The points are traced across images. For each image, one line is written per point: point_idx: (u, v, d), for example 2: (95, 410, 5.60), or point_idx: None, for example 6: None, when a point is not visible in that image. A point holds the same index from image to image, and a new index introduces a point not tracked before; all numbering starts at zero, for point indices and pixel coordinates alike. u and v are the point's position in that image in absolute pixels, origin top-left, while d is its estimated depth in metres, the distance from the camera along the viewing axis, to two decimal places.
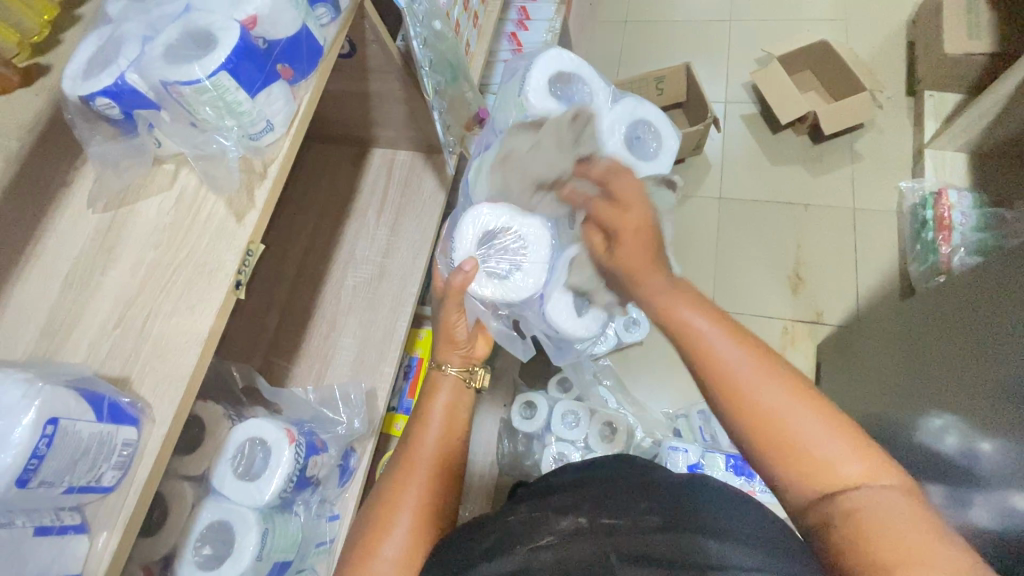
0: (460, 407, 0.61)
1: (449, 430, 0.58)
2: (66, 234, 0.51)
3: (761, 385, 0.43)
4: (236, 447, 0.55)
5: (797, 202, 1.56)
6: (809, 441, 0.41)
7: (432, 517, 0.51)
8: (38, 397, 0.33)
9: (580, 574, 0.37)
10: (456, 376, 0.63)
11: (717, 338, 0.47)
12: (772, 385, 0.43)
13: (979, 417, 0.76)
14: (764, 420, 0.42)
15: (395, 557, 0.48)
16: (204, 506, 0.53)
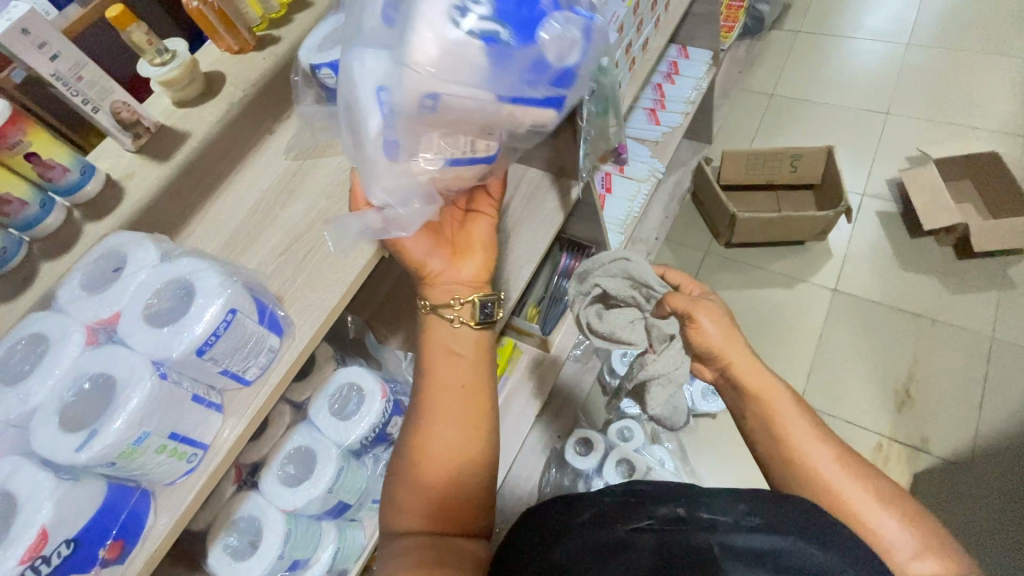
0: (458, 352, 0.54)
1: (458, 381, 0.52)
2: (260, 170, 0.61)
3: (845, 477, 0.50)
4: (335, 387, 0.61)
5: (922, 315, 1.43)
6: (878, 520, 0.47)
7: (453, 491, 0.49)
8: (229, 289, 0.40)
9: (683, 561, 0.37)
10: (444, 321, 0.54)
11: (791, 417, 0.55)
12: (847, 472, 0.51)
13: None
14: (836, 502, 0.49)
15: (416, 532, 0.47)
16: (297, 431, 0.59)
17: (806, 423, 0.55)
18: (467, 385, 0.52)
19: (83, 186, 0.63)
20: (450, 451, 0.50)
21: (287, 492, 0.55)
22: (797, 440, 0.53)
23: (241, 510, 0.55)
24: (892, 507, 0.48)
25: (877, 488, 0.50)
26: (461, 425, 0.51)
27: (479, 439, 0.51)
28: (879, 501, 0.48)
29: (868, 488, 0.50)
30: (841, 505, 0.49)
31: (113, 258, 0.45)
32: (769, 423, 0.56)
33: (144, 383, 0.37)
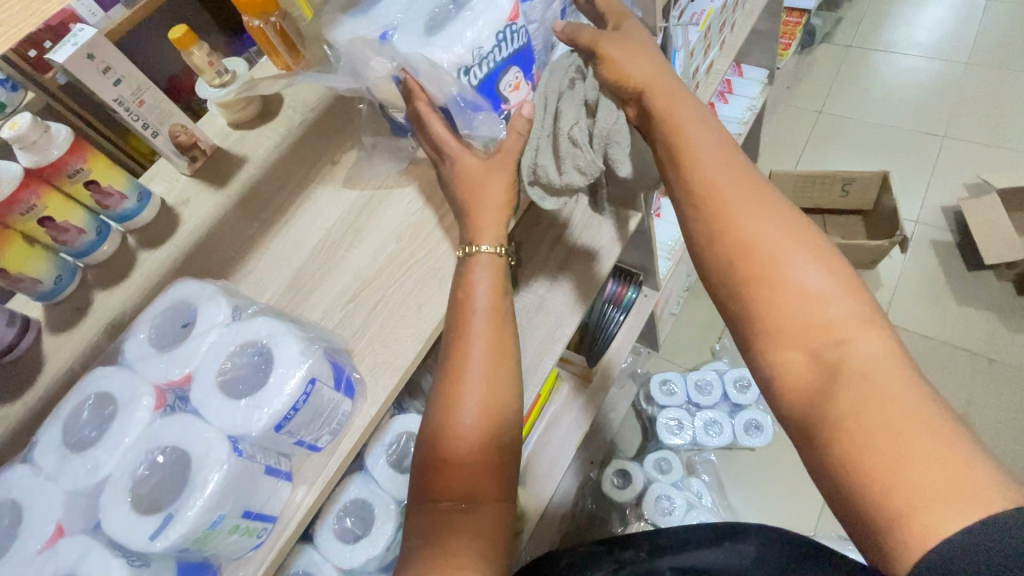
0: (500, 291, 0.49)
1: (499, 330, 0.47)
2: (323, 205, 0.58)
3: (789, 249, 0.40)
4: (392, 436, 0.58)
5: (978, 353, 1.36)
6: (814, 294, 0.38)
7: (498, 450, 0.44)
8: (311, 358, 0.38)
9: None
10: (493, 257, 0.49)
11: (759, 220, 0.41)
12: (794, 243, 0.40)
13: None
14: (763, 274, 0.39)
15: (457, 479, 0.43)
16: (353, 480, 0.56)
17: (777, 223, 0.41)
18: (494, 345, 0.46)
19: (139, 212, 0.61)
20: (487, 408, 0.44)
21: (344, 549, 0.52)
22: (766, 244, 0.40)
23: (296, 566, 0.53)
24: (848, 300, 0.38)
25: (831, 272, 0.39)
26: (484, 405, 0.44)
27: (505, 407, 0.45)
28: (822, 274, 0.39)
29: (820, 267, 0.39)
30: (774, 279, 0.39)
31: (183, 310, 0.43)
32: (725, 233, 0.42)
33: (223, 463, 0.35)
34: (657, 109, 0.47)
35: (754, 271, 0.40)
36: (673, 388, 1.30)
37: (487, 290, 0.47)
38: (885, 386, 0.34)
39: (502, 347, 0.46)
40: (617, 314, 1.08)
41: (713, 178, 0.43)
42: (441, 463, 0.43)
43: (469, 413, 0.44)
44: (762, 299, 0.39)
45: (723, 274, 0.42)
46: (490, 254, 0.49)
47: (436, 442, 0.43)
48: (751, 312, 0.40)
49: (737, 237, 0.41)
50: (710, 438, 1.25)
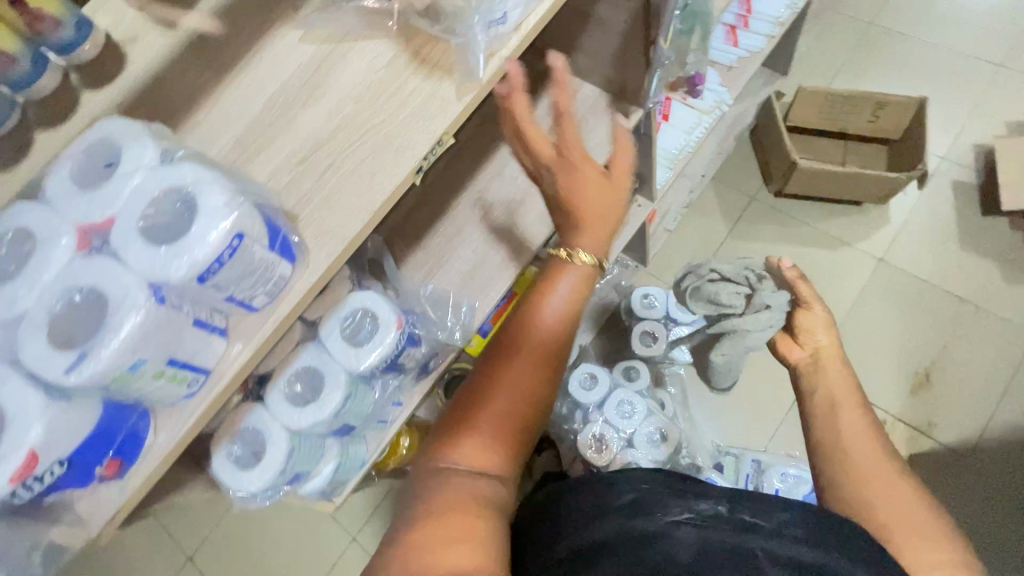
0: (571, 299, 0.54)
1: (561, 326, 0.53)
2: (281, 56, 0.52)
3: (886, 482, 0.55)
4: (348, 311, 0.58)
5: (968, 300, 1.35)
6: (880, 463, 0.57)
7: (518, 423, 0.49)
8: (237, 211, 0.35)
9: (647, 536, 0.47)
10: (585, 266, 0.55)
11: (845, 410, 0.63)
12: (887, 469, 0.56)
13: None
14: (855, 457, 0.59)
15: (482, 437, 0.48)
16: (306, 349, 0.56)
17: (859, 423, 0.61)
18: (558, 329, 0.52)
19: (81, 47, 0.54)
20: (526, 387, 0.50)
21: (294, 411, 0.54)
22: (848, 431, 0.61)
23: (246, 422, 0.54)
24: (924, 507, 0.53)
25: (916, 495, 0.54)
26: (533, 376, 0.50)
27: (548, 397, 0.51)
28: (909, 500, 0.54)
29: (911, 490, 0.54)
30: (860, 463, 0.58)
31: (107, 150, 0.39)
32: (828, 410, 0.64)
33: (140, 309, 0.33)
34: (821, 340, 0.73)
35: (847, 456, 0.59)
36: (654, 302, 1.29)
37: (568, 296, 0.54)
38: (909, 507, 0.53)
39: (563, 343, 0.53)
40: None
41: (841, 421, 0.62)
42: (470, 417, 0.48)
43: (506, 388, 0.49)
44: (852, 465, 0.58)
45: (836, 490, 0.57)
46: (581, 263, 0.54)
47: (470, 399, 0.49)
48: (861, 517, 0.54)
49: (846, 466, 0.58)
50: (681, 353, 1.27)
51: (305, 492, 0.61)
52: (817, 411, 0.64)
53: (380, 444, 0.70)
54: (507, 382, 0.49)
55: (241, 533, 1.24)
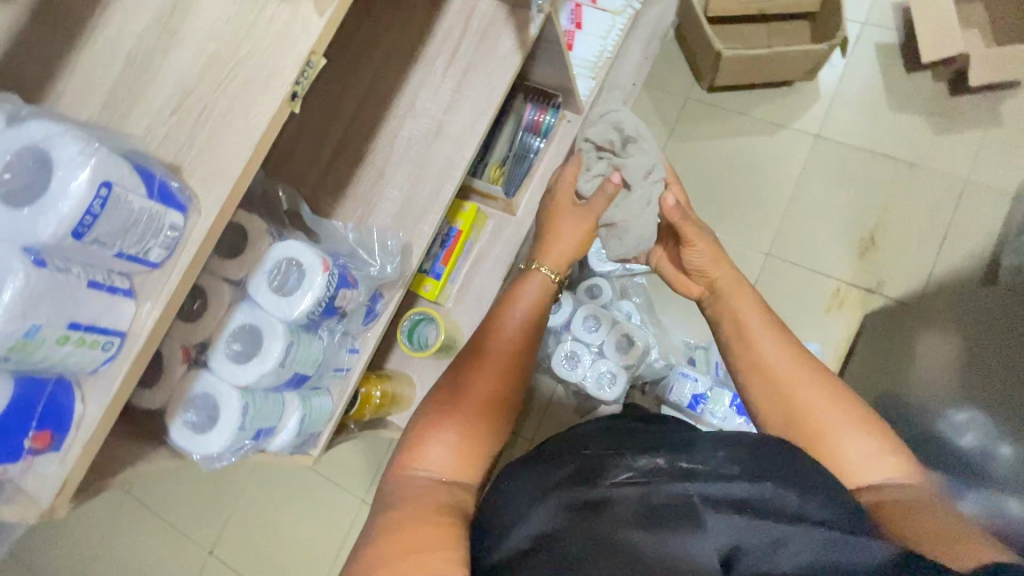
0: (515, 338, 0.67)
1: (509, 354, 0.66)
2: (131, 8, 0.49)
3: (810, 386, 0.62)
4: (273, 263, 0.57)
5: (901, 159, 1.39)
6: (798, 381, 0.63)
7: (476, 437, 0.59)
8: (93, 158, 0.34)
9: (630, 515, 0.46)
10: (547, 278, 0.75)
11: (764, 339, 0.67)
12: (809, 380, 0.63)
13: (1010, 422, 0.83)
14: (781, 386, 0.63)
15: (447, 449, 0.57)
16: (239, 308, 0.57)
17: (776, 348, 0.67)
18: (513, 353, 0.66)
19: None
20: (478, 408, 0.60)
21: (237, 369, 0.54)
22: (772, 361, 0.66)
23: (194, 388, 0.55)
24: (855, 407, 0.60)
25: (837, 401, 0.61)
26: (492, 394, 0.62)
27: (505, 421, 0.62)
28: (839, 415, 0.60)
29: (838, 399, 0.61)
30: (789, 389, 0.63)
31: None
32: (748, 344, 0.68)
33: (19, 273, 0.33)
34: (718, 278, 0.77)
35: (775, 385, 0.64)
36: None
37: (518, 322, 0.69)
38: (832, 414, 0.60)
39: (511, 364, 0.65)
40: (535, 142, 1.04)
41: (759, 352, 0.67)
42: (434, 434, 0.58)
43: (464, 409, 0.59)
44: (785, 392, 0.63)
45: (772, 419, 0.63)
46: (545, 276, 0.75)
47: (431, 422, 0.59)
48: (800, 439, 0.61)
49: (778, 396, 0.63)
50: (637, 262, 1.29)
51: (275, 448, 0.62)
52: (732, 345, 0.70)
53: (344, 393, 0.71)
54: (472, 394, 0.61)
55: (264, 504, 1.30)
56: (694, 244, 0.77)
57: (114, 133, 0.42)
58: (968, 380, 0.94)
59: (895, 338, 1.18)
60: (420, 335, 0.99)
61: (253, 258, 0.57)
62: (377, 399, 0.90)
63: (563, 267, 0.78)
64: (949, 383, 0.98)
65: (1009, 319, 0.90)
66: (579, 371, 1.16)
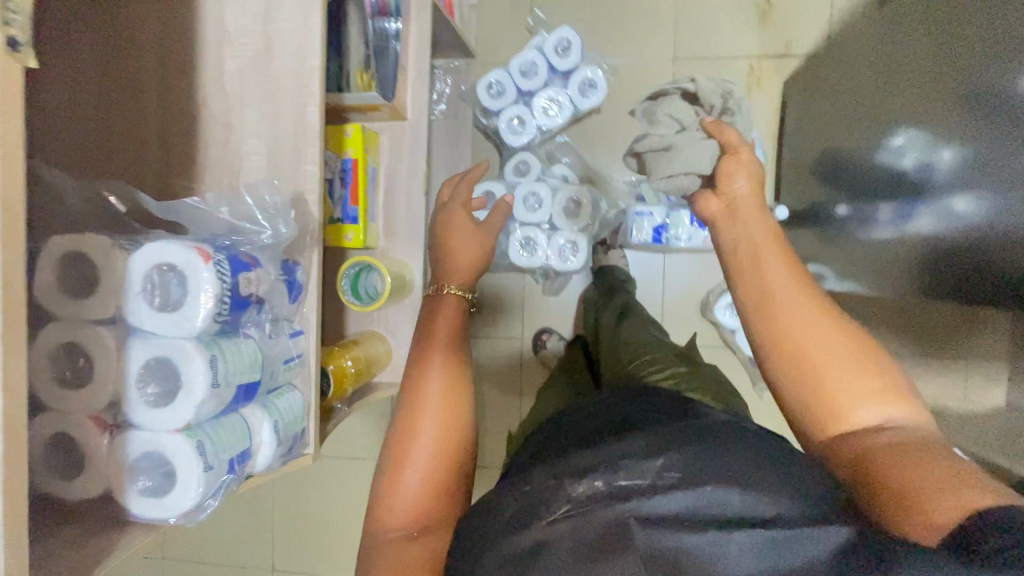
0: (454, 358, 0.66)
1: (448, 375, 0.64)
2: None
3: (820, 334, 0.47)
4: (142, 279, 0.46)
5: None
6: (811, 326, 0.47)
7: (440, 471, 0.58)
8: None
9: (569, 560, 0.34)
10: (456, 296, 0.73)
11: (772, 266, 0.51)
12: (816, 313, 0.48)
13: (952, 127, 0.81)
14: (786, 334, 0.47)
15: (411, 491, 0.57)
16: (132, 347, 0.46)
17: (785, 276, 0.50)
18: (451, 375, 0.64)
19: None
20: (429, 445, 0.58)
21: (165, 414, 0.45)
22: (777, 292, 0.49)
23: (132, 453, 0.46)
24: (867, 352, 0.47)
25: (857, 358, 0.46)
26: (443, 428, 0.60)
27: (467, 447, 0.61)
28: (852, 359, 0.46)
29: (853, 338, 0.47)
30: (789, 340, 0.47)
31: None
32: (755, 269, 0.51)
33: None
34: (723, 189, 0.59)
35: (781, 331, 0.48)
36: (502, 88, 1.19)
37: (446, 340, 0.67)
38: (839, 370, 0.46)
39: (454, 381, 0.64)
40: (390, 25, 0.89)
41: (766, 276, 0.50)
42: (394, 488, 0.57)
43: (418, 451, 0.58)
44: (791, 337, 0.47)
45: (778, 373, 0.48)
46: (455, 295, 0.72)
47: (391, 472, 0.58)
48: (791, 383, 0.47)
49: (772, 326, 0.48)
50: (550, 121, 1.20)
51: (263, 467, 0.56)
52: (734, 274, 0.53)
53: (309, 380, 0.63)
54: (424, 432, 0.59)
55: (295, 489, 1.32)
56: (728, 164, 0.60)
57: None
58: (895, 111, 0.93)
59: (823, 99, 1.15)
60: (366, 287, 0.87)
61: (112, 285, 0.45)
62: (352, 367, 0.83)
63: (472, 283, 0.76)
64: (885, 119, 0.95)
65: (944, 21, 0.81)
66: (539, 252, 1.11)
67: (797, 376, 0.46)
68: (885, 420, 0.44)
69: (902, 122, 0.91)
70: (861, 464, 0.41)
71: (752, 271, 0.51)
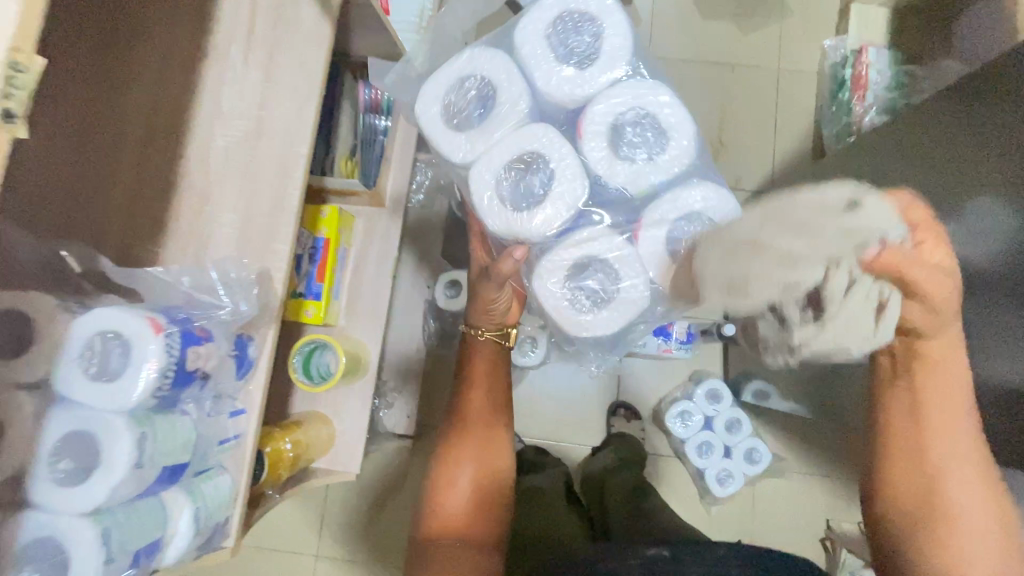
0: (499, 362, 0.76)
1: (491, 385, 0.75)
2: None
3: (962, 488, 0.53)
4: (83, 344, 0.44)
5: (725, 64, 1.38)
6: (965, 480, 0.53)
7: (478, 476, 0.69)
8: None
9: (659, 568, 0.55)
10: (491, 339, 0.75)
11: (961, 433, 0.54)
12: (966, 424, 0.55)
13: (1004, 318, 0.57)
14: (930, 465, 0.54)
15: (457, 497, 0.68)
16: (51, 416, 0.43)
17: (973, 437, 0.54)
18: (484, 396, 0.74)
19: None
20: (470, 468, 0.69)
21: (77, 491, 0.41)
22: (929, 435, 0.55)
23: (23, 534, 0.41)
24: (1001, 528, 0.52)
25: (993, 517, 0.52)
26: (480, 442, 0.71)
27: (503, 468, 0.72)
28: (980, 500, 0.53)
29: (984, 499, 0.53)
30: (932, 474, 0.54)
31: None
32: (915, 412, 0.56)
33: None
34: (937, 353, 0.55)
35: (927, 462, 0.55)
36: None
37: (484, 371, 0.75)
38: (953, 519, 0.53)
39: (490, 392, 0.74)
40: (380, 122, 0.95)
41: (952, 432, 0.55)
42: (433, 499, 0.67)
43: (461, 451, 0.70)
44: (940, 490, 0.54)
45: (899, 482, 0.56)
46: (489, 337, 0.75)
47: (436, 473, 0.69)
48: (901, 515, 0.56)
49: (920, 451, 0.55)
50: None
51: (172, 561, 0.51)
52: (903, 405, 0.57)
53: (241, 464, 0.60)
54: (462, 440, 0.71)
55: None
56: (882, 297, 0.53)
57: None
58: (967, 163, 0.61)
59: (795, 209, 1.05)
60: (319, 365, 0.88)
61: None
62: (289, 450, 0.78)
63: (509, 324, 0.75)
64: (979, 182, 0.59)
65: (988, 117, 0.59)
66: None
67: (911, 509, 0.55)
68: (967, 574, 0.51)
69: (971, 194, 0.60)
70: (932, 500, 0.54)
71: (919, 427, 0.56)
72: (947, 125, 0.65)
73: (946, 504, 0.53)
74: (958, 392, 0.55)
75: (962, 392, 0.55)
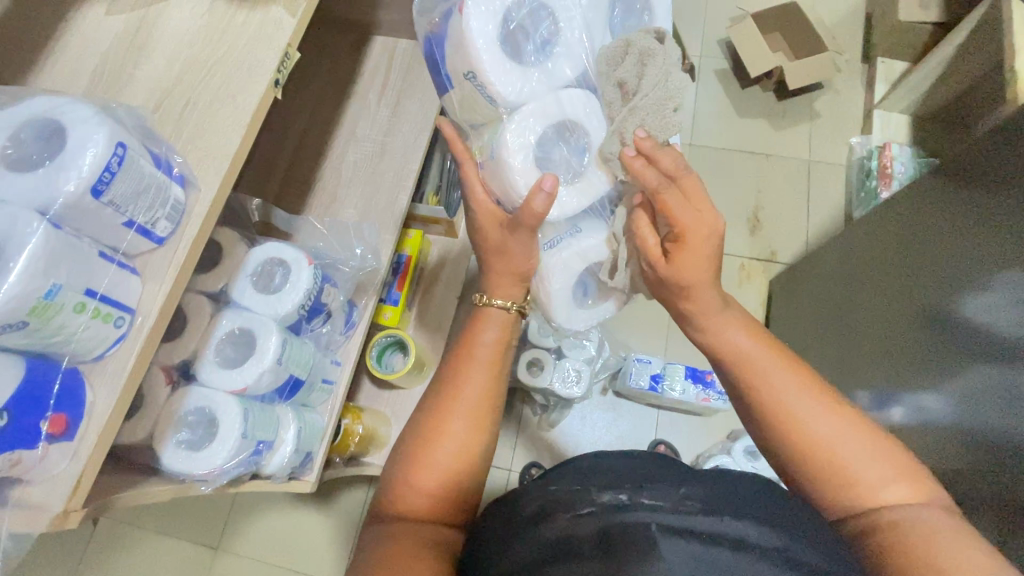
0: (507, 340, 0.59)
1: (493, 367, 0.56)
2: (92, 33, 0.48)
3: (843, 441, 0.48)
4: (256, 266, 0.58)
5: (760, 151, 1.51)
6: (833, 435, 0.48)
7: (467, 456, 0.52)
8: (107, 119, 0.34)
9: (620, 532, 0.41)
10: (502, 310, 0.59)
11: (796, 393, 0.50)
12: (808, 383, 0.51)
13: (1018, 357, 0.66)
14: (785, 423, 0.50)
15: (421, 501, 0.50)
16: (224, 315, 0.55)
17: (816, 400, 0.50)
18: (488, 379, 0.55)
19: None
20: (458, 442, 0.52)
21: (233, 372, 0.53)
22: (789, 398, 0.50)
23: (186, 403, 0.52)
24: (905, 470, 0.48)
25: (884, 455, 0.48)
26: (468, 433, 0.53)
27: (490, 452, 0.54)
28: (868, 448, 0.48)
29: (864, 446, 0.48)
30: (801, 428, 0.49)
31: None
32: (753, 385, 0.52)
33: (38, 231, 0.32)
34: (740, 347, 0.54)
35: (781, 421, 0.50)
36: None
37: (493, 345, 0.57)
38: (862, 475, 0.47)
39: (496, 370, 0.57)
40: None
41: (779, 395, 0.51)
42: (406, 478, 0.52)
43: (451, 423, 0.52)
44: (817, 450, 0.49)
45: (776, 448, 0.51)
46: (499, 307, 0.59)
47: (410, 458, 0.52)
48: (811, 483, 0.49)
49: (786, 419, 0.50)
50: None
51: (273, 468, 0.59)
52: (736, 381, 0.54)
53: (332, 410, 0.69)
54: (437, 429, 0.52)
55: None
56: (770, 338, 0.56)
57: (129, 118, 0.40)
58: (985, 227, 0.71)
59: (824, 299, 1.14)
60: (387, 361, 1.00)
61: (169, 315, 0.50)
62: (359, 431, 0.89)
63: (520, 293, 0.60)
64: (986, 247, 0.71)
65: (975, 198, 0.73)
66: (546, 374, 1.08)
67: (815, 475, 0.49)
68: (920, 536, 0.44)
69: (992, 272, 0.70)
70: (805, 458, 0.49)
71: (765, 387, 0.51)
72: (950, 204, 0.78)
73: (796, 443, 0.49)
74: (768, 358, 0.53)
75: (767, 358, 0.53)
